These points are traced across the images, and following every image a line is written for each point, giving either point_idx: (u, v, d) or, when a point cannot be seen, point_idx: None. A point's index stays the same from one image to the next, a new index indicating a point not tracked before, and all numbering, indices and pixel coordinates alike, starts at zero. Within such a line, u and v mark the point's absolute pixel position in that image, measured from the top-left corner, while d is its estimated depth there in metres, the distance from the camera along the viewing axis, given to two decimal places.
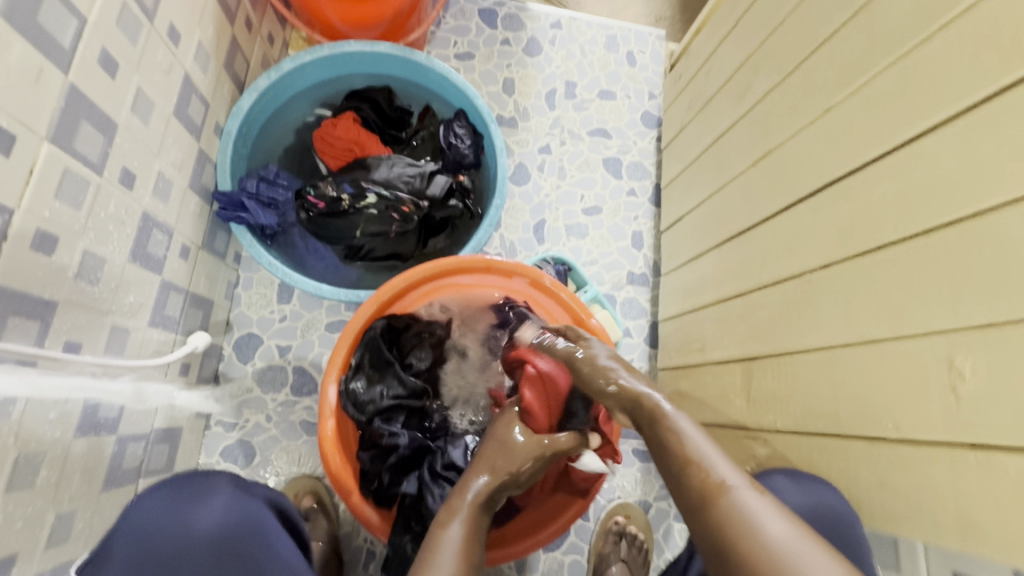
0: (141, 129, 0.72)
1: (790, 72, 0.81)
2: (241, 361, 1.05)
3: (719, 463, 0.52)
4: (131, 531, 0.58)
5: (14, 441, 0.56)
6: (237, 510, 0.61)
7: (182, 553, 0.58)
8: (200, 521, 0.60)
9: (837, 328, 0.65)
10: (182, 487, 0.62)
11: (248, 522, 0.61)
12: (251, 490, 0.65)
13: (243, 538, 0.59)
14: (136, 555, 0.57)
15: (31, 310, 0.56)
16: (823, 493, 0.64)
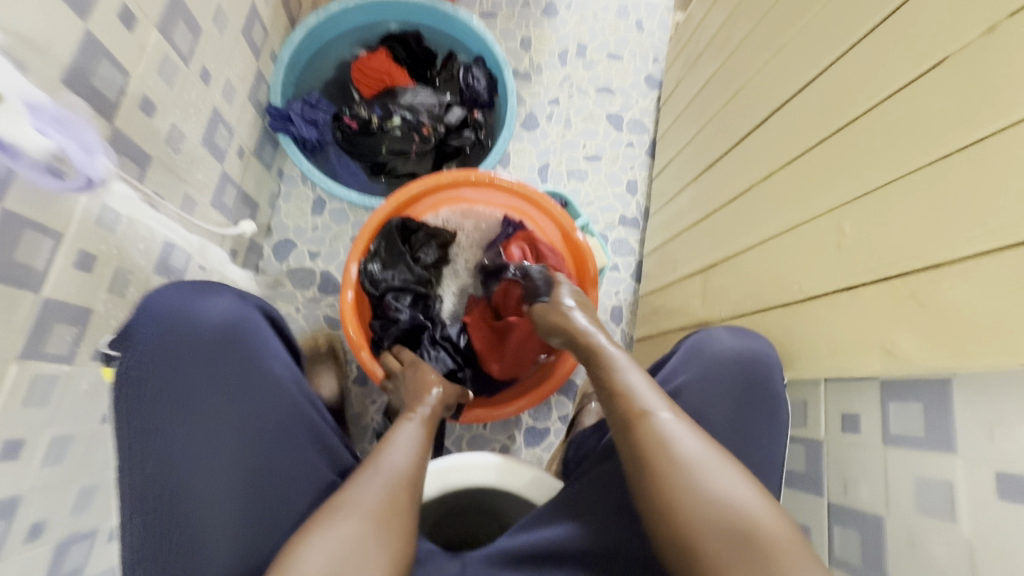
0: (217, 38, 0.89)
1: (760, 22, 0.94)
2: (278, 260, 1.23)
3: (642, 394, 0.65)
4: (142, 325, 0.66)
5: (116, 254, 0.74)
6: (232, 313, 0.70)
7: (188, 339, 0.67)
8: (205, 313, 0.69)
9: (769, 224, 0.78)
10: (188, 291, 0.70)
11: (243, 324, 0.70)
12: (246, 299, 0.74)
13: (243, 333, 0.69)
14: (153, 336, 0.66)
15: (135, 156, 0.74)
16: (754, 342, 0.74)
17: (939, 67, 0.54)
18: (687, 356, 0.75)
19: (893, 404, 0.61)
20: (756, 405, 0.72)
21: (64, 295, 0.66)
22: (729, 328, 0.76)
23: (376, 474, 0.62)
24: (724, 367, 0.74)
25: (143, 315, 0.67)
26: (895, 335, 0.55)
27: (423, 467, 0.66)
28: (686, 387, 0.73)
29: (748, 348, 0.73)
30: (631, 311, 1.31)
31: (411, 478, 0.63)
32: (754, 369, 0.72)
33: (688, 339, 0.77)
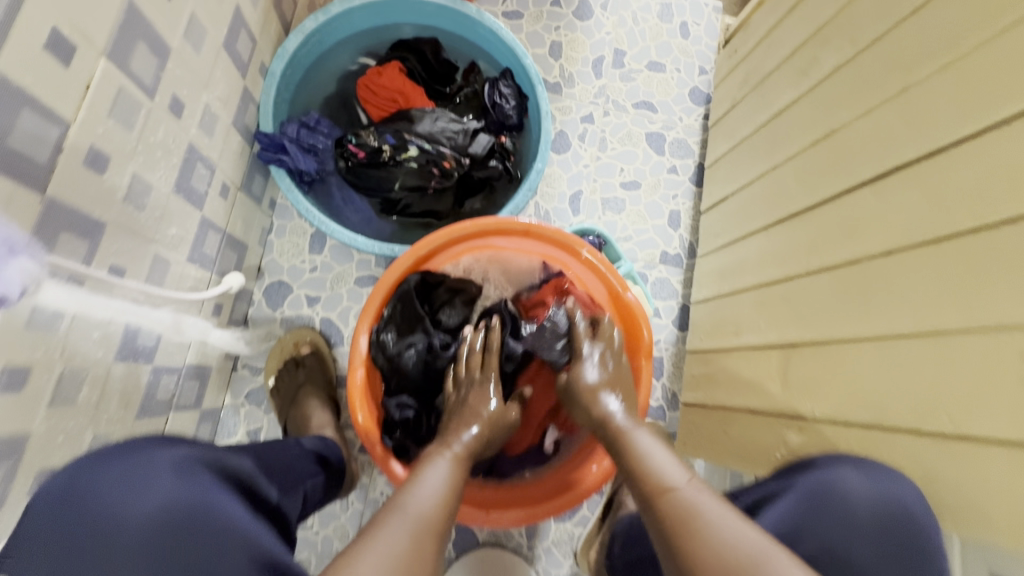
0: (192, 58, 0.70)
1: (866, 47, 0.76)
2: (271, 307, 1.06)
3: (665, 467, 0.60)
4: (47, 534, 0.48)
5: (61, 355, 0.56)
6: (173, 499, 0.50)
7: (108, 545, 0.48)
8: (133, 507, 0.49)
9: (892, 317, 0.62)
10: (111, 469, 0.51)
11: (186, 512, 0.50)
12: (192, 471, 0.53)
13: (183, 525, 0.50)
14: (57, 541, 0.47)
15: (81, 227, 0.56)
16: (892, 481, 0.58)
17: None
18: (807, 501, 0.61)
19: None
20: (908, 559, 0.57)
21: None
22: (859, 467, 0.61)
23: (395, 514, 0.54)
24: (856, 515, 0.59)
25: (48, 518, 0.48)
26: None
27: (450, 515, 0.58)
28: (813, 548, 0.58)
29: (887, 491, 0.58)
30: (674, 363, 1.16)
31: (433, 519, 0.55)
32: (895, 517, 0.57)
33: (806, 483, 0.62)
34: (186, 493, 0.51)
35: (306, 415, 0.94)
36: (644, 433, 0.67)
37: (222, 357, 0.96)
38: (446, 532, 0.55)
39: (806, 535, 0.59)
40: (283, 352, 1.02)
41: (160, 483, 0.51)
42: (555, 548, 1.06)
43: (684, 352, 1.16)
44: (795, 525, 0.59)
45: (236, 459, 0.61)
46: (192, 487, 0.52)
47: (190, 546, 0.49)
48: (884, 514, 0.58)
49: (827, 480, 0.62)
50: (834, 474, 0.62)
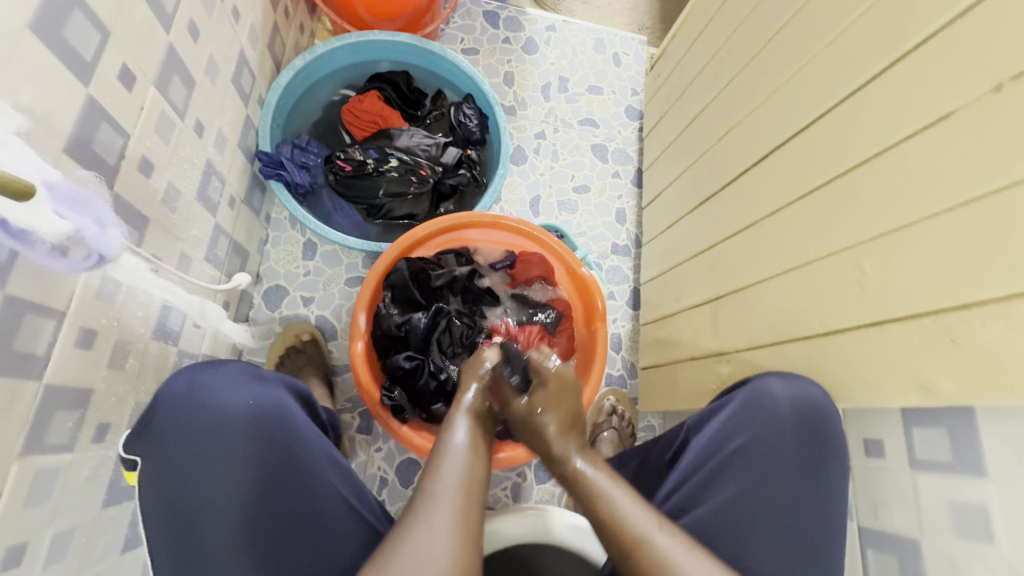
0: (210, 88, 0.85)
1: (749, 62, 0.98)
2: (270, 308, 1.17)
3: (602, 482, 0.68)
4: (170, 419, 0.64)
5: (116, 325, 0.68)
6: (260, 397, 0.68)
7: (220, 426, 0.65)
8: (230, 403, 0.66)
9: (779, 259, 0.81)
10: (214, 376, 0.68)
11: (272, 405, 0.68)
12: (266, 379, 0.71)
13: (269, 412, 0.67)
14: (180, 426, 0.64)
15: (134, 220, 0.69)
16: (807, 386, 0.75)
17: (951, 118, 0.59)
18: (744, 409, 0.77)
19: (916, 430, 0.64)
20: (816, 451, 0.73)
21: (64, 379, 0.60)
22: (782, 376, 0.77)
23: (432, 502, 0.60)
24: (783, 422, 0.74)
25: (173, 406, 0.65)
26: (930, 370, 0.58)
27: (479, 480, 0.64)
28: (744, 447, 0.74)
29: (804, 394, 0.74)
30: (631, 338, 1.33)
31: (469, 487, 0.63)
32: (810, 415, 0.73)
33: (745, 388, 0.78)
34: (262, 395, 0.68)
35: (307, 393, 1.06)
36: (602, 476, 0.68)
37: (229, 352, 1.07)
38: (479, 488, 0.64)
39: (735, 433, 0.75)
40: (285, 340, 1.12)
41: (246, 389, 0.68)
42: (538, 507, 1.19)
43: (638, 327, 1.33)
44: (730, 428, 0.76)
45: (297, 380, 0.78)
46: (268, 391, 0.69)
47: (278, 431, 0.67)
48: (800, 414, 0.74)
49: (758, 389, 0.77)
50: (763, 383, 0.77)
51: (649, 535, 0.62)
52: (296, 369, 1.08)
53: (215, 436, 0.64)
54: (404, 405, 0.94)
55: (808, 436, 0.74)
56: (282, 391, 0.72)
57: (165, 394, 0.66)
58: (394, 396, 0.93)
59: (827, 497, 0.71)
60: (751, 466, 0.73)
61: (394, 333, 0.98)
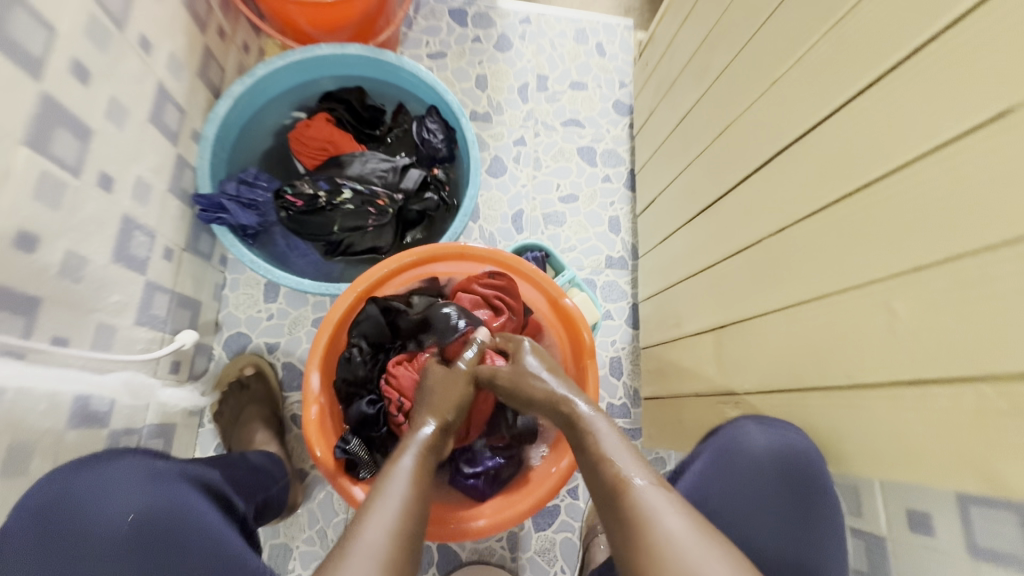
0: (117, 135, 0.75)
1: (745, 46, 0.83)
2: (230, 358, 1.08)
3: (624, 460, 0.59)
4: (37, 539, 0.56)
5: (6, 430, 0.59)
6: (154, 497, 0.61)
7: (94, 542, 0.57)
8: (111, 512, 0.59)
9: (793, 288, 0.68)
10: (91, 478, 0.60)
11: (167, 508, 0.61)
12: (165, 475, 0.64)
13: (158, 520, 0.60)
14: (47, 544, 0.56)
15: (13, 306, 0.59)
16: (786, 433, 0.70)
17: (1007, 115, 0.44)
18: (715, 463, 0.75)
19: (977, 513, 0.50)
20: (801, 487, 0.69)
21: None
22: (759, 421, 0.73)
23: (360, 546, 0.53)
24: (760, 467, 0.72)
25: (36, 524, 0.56)
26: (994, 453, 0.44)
27: (416, 533, 0.57)
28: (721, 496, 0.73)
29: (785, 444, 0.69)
30: (632, 362, 1.20)
31: (407, 513, 0.57)
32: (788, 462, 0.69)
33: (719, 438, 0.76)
34: (158, 495, 0.62)
35: (249, 436, 0.98)
36: (655, 490, 0.55)
37: (186, 413, 0.98)
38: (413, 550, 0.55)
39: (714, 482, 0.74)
40: (227, 374, 1.04)
41: (137, 492, 0.61)
42: (538, 557, 1.08)
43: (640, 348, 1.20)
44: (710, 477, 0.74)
45: (206, 471, 0.71)
46: (164, 489, 0.63)
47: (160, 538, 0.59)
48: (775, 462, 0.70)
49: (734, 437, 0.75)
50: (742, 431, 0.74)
51: (637, 477, 0.57)
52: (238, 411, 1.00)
53: (83, 561, 0.56)
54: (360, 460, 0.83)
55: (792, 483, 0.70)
56: (187, 489, 0.65)
57: (33, 504, 0.57)
58: (350, 448, 0.82)
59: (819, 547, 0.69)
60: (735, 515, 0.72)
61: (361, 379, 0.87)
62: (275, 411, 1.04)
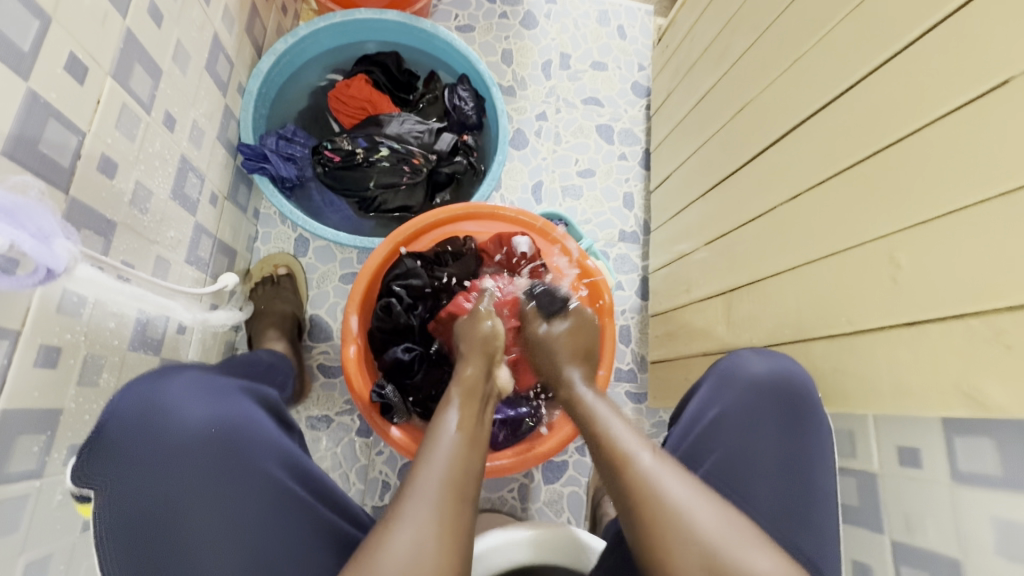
0: (180, 78, 0.79)
1: (768, 27, 0.88)
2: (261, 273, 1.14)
3: (673, 483, 0.61)
4: (125, 451, 0.55)
5: (84, 340, 0.64)
6: (217, 407, 0.59)
7: (171, 449, 0.56)
8: (184, 417, 0.57)
9: (803, 248, 0.74)
10: (170, 388, 0.59)
11: (234, 415, 0.60)
12: (225, 389, 0.62)
13: (237, 428, 0.59)
14: (125, 445, 0.55)
15: (97, 226, 0.64)
16: (784, 362, 0.74)
17: (1003, 88, 0.52)
18: (717, 385, 0.76)
19: (958, 440, 0.57)
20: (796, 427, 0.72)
21: (27, 401, 0.56)
22: (756, 352, 0.77)
23: (416, 493, 0.59)
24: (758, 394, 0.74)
25: (126, 433, 0.55)
26: (981, 377, 0.52)
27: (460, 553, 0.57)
28: (722, 417, 0.73)
29: (778, 369, 0.74)
30: (640, 330, 1.27)
31: (457, 471, 0.63)
32: (784, 388, 0.73)
33: (717, 369, 0.78)
34: (228, 408, 0.60)
35: (262, 335, 1.02)
36: (691, 494, 0.60)
37: (220, 354, 1.03)
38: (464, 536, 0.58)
39: (713, 403, 0.75)
40: (263, 271, 1.12)
41: (206, 401, 0.59)
42: (546, 508, 1.15)
43: (648, 318, 1.27)
44: (706, 402, 0.75)
45: (263, 388, 0.69)
46: (233, 401, 0.61)
47: (226, 443, 0.58)
48: (770, 388, 0.73)
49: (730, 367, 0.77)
50: (737, 361, 0.77)
51: (682, 494, 0.60)
52: (265, 302, 1.07)
53: (168, 464, 0.55)
54: (396, 404, 0.86)
55: (786, 405, 0.72)
56: (246, 402, 0.63)
57: (121, 412, 0.56)
58: (386, 394, 0.86)
59: (805, 465, 0.70)
60: (730, 431, 0.73)
61: (393, 329, 0.92)
62: (297, 311, 1.10)
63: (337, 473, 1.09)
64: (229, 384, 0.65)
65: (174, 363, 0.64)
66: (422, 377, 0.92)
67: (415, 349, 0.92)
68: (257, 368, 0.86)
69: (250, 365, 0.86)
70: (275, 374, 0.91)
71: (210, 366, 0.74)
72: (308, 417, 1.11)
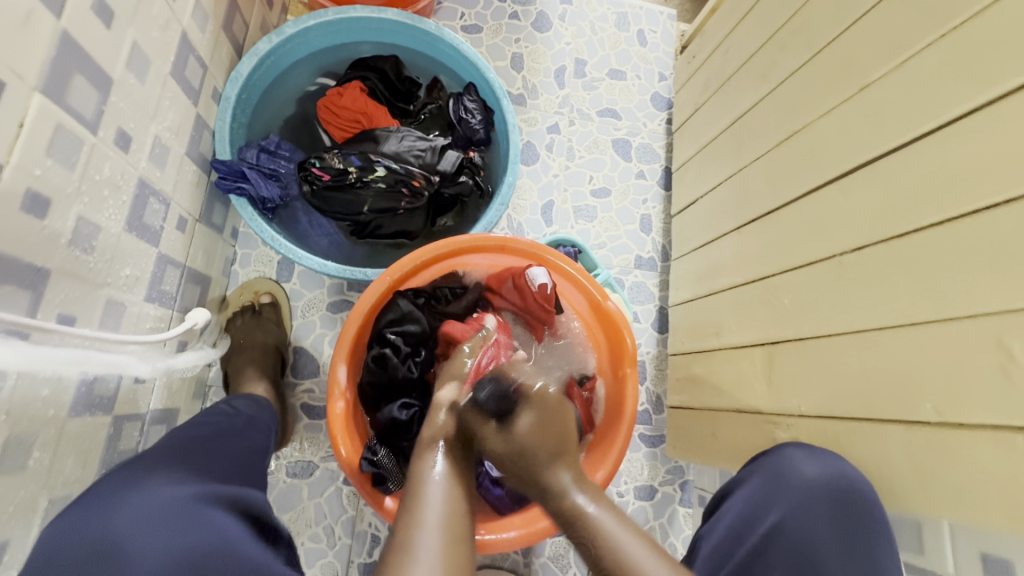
0: (138, 88, 0.66)
1: (826, 47, 0.77)
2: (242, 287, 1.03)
3: None
4: None
5: (6, 419, 0.51)
6: (182, 537, 0.48)
7: None
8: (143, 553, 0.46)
9: (873, 311, 0.63)
10: (126, 513, 0.48)
11: (206, 543, 0.49)
12: (192, 501, 0.52)
13: (210, 561, 0.48)
14: None
15: (21, 278, 0.51)
16: (841, 464, 0.66)
17: None
18: (769, 485, 0.70)
19: None
20: (858, 537, 0.65)
21: None
22: (804, 448, 0.70)
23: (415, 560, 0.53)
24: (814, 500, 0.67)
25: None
26: None
27: None
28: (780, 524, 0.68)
29: (837, 474, 0.66)
30: (657, 367, 1.16)
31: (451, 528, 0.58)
32: (843, 496, 0.65)
33: (767, 465, 0.72)
34: (195, 535, 0.49)
35: (238, 374, 0.90)
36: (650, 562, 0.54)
37: (189, 396, 0.91)
38: None
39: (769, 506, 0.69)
40: (242, 298, 1.01)
41: (167, 528, 0.48)
42: (552, 564, 1.05)
43: (666, 354, 1.17)
44: (760, 504, 0.70)
45: (236, 489, 0.60)
46: (197, 523, 0.50)
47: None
48: (829, 496, 0.65)
49: (782, 463, 0.70)
50: (788, 456, 0.70)
51: None
52: (244, 333, 0.95)
53: None
54: (390, 472, 0.76)
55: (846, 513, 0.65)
56: (214, 517, 0.53)
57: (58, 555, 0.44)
58: (379, 460, 0.75)
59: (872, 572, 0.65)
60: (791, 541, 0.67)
61: (387, 381, 0.81)
62: (280, 344, 0.98)
63: (320, 527, 0.98)
64: (193, 493, 0.54)
65: (109, 475, 0.53)
66: (421, 433, 0.81)
67: (414, 406, 0.81)
68: (235, 426, 0.74)
69: (228, 422, 0.74)
70: (257, 425, 0.78)
71: (166, 446, 0.60)
72: (289, 463, 0.99)
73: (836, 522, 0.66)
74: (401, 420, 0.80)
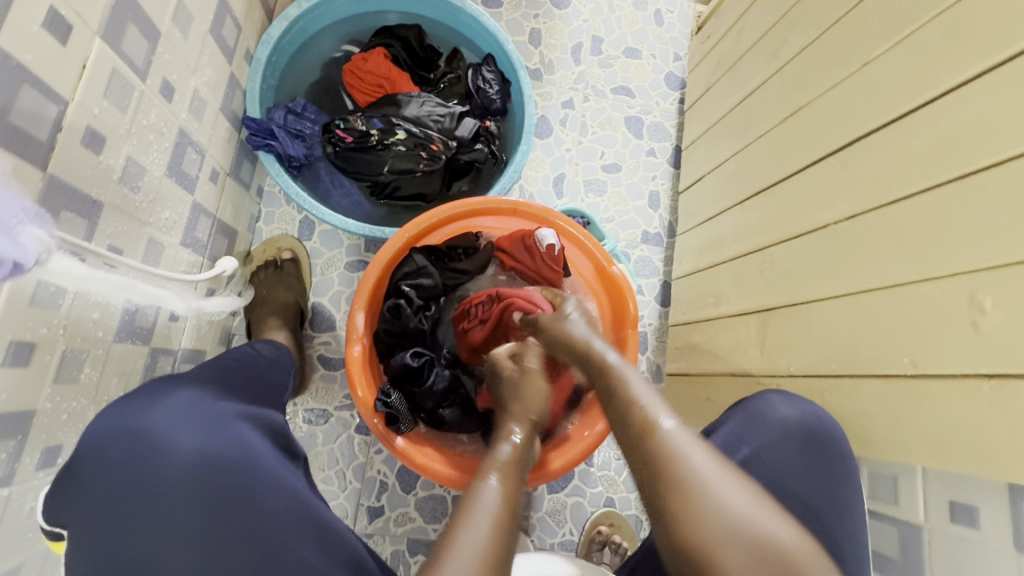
0: (181, 42, 0.71)
1: (833, 25, 0.80)
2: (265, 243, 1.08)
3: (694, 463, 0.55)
4: (107, 484, 0.49)
5: (63, 333, 0.57)
6: (211, 437, 0.54)
7: (163, 480, 0.50)
8: (175, 445, 0.52)
9: (861, 274, 0.67)
10: (160, 412, 0.53)
11: (232, 446, 0.55)
12: (219, 413, 0.57)
13: (233, 460, 0.53)
14: (106, 477, 0.49)
15: (80, 207, 0.57)
16: (813, 409, 0.72)
17: None
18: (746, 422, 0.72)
19: None
20: (827, 471, 0.69)
21: None
22: (783, 395, 0.74)
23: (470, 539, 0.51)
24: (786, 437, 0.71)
25: (108, 468, 0.49)
26: None
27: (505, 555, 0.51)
28: (753, 456, 0.71)
29: (811, 418, 0.71)
30: (658, 338, 1.21)
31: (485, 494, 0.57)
32: (816, 434, 0.70)
33: (745, 406, 0.74)
34: (219, 437, 0.54)
35: (261, 322, 0.96)
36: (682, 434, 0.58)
37: (215, 341, 0.97)
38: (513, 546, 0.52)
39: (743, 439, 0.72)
40: (266, 254, 1.06)
41: (197, 428, 0.54)
42: (549, 518, 1.10)
43: (668, 326, 1.21)
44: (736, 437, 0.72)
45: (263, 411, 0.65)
46: (224, 429, 0.56)
47: (224, 475, 0.52)
48: (801, 435, 0.70)
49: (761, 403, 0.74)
50: (767, 399, 0.74)
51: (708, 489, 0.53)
52: (267, 285, 1.01)
53: (161, 500, 0.49)
54: (402, 413, 0.81)
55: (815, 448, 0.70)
56: (240, 428, 0.58)
57: (102, 443, 0.50)
58: (392, 402, 0.81)
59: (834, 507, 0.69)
60: (762, 474, 0.70)
61: (400, 329, 0.87)
62: (300, 297, 1.03)
63: (332, 470, 1.04)
64: (225, 408, 0.60)
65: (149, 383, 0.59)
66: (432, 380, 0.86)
67: (425, 355, 0.86)
68: (257, 364, 0.78)
69: (253, 360, 0.79)
70: (280, 366, 0.84)
71: (203, 370, 0.66)
72: (306, 410, 1.05)
73: (806, 457, 0.70)
74: (413, 366, 0.85)
